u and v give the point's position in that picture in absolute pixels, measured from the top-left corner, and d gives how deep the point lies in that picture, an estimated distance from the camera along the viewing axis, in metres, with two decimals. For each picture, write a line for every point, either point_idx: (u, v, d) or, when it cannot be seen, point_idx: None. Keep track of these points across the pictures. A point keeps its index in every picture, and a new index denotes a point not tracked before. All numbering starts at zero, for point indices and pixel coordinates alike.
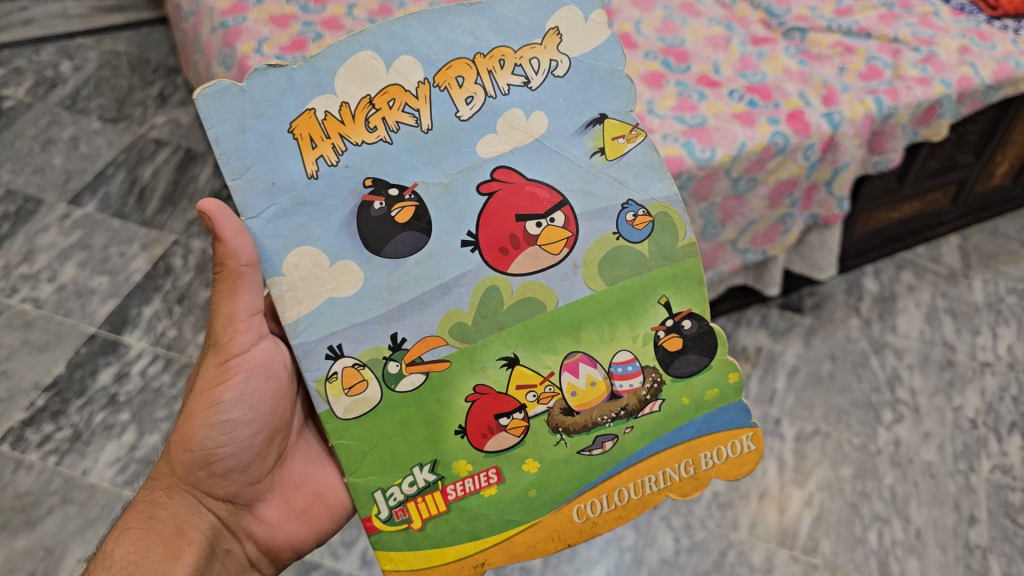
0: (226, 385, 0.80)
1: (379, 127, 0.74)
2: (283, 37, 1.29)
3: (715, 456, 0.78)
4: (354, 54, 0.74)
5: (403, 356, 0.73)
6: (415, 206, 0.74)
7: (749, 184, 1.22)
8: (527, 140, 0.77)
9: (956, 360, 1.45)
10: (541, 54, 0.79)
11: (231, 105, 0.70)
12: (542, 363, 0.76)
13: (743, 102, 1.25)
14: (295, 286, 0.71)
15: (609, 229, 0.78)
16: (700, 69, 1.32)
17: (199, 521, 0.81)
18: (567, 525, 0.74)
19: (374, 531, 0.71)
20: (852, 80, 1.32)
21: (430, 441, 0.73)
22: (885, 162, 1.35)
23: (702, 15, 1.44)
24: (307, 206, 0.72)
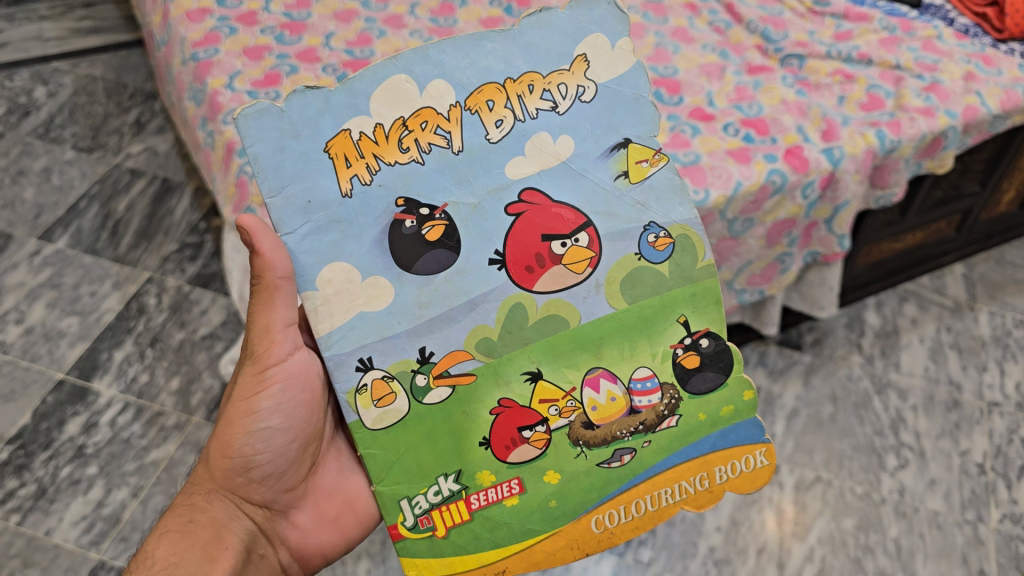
0: (264, 391, 0.78)
1: (411, 147, 0.72)
2: (256, 71, 1.23)
3: (728, 471, 0.74)
4: (389, 77, 0.72)
5: (430, 369, 0.70)
6: (445, 225, 0.72)
7: (745, 225, 1.17)
8: (555, 163, 0.75)
9: (962, 400, 1.39)
10: (569, 78, 0.76)
11: (271, 125, 0.69)
12: (565, 378, 0.73)
13: (739, 137, 1.19)
14: (326, 299, 0.69)
15: (631, 249, 0.75)
16: (694, 101, 1.26)
17: (238, 525, 0.78)
18: (585, 533, 0.71)
19: (399, 538, 0.69)
20: (853, 110, 1.27)
21: (452, 453, 0.70)
22: (888, 197, 1.29)
23: (696, 42, 1.39)
24: (338, 223, 0.69)
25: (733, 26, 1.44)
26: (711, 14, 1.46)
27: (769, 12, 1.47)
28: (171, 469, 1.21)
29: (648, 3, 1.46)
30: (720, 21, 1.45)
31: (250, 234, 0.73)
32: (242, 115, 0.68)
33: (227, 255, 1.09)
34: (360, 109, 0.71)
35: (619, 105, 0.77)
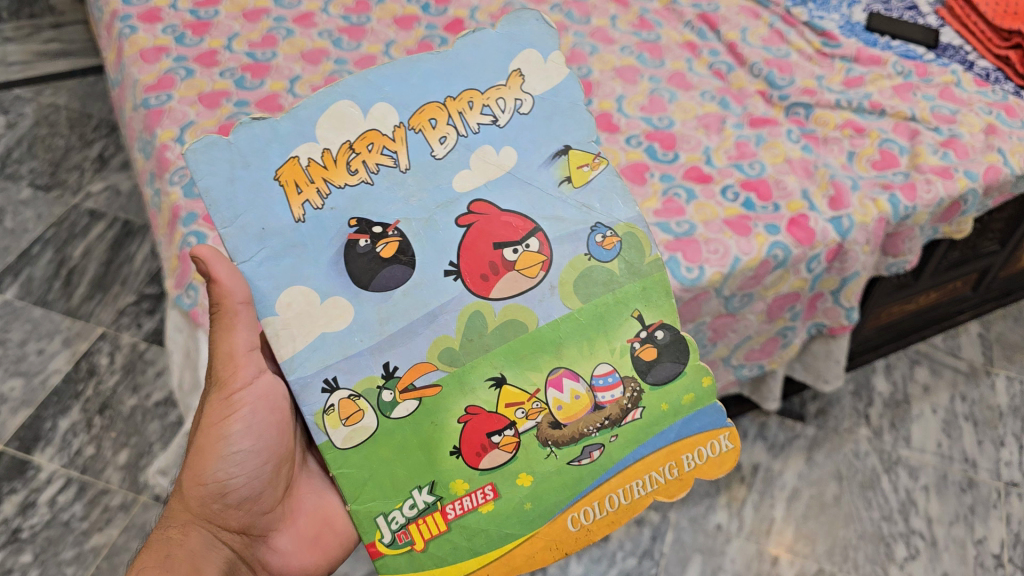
0: (236, 413, 0.73)
1: (360, 169, 0.70)
2: (210, 122, 1.13)
3: (696, 458, 0.70)
4: (334, 103, 0.70)
5: (396, 384, 0.68)
6: (399, 241, 0.69)
7: (743, 300, 1.06)
8: (500, 174, 0.72)
9: (977, 480, 1.28)
10: (506, 92, 0.74)
11: (221, 158, 0.67)
12: (528, 380, 0.69)
13: (737, 203, 1.09)
14: (287, 323, 0.66)
15: (580, 250, 0.71)
16: (690, 159, 1.16)
17: (215, 554, 0.72)
18: (561, 533, 0.67)
19: (378, 556, 0.65)
20: (864, 169, 1.18)
21: (425, 462, 0.67)
22: (901, 265, 1.18)
23: (694, 89, 1.28)
24: (296, 247, 0.67)
25: (736, 70, 1.34)
26: (712, 55, 1.36)
27: (775, 53, 1.37)
28: (112, 558, 1.12)
29: (645, 44, 1.36)
30: (721, 63, 1.34)
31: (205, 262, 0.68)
32: (192, 149, 0.66)
33: (167, 335, 1.00)
34: (309, 136, 0.69)
35: (556, 116, 0.74)
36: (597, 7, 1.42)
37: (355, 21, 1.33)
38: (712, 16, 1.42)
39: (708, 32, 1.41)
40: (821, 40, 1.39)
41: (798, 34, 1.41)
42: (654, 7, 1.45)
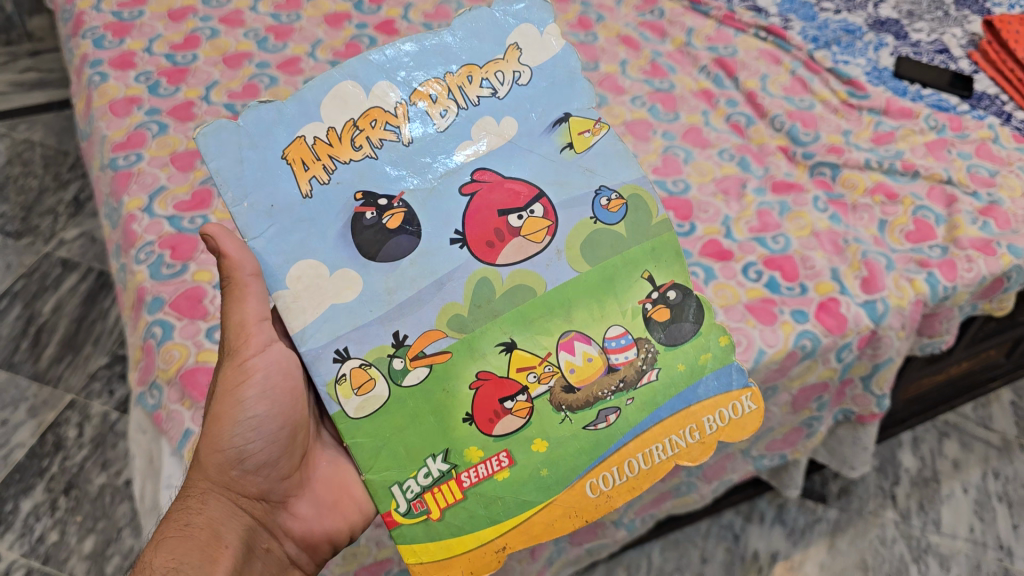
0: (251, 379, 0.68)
1: (364, 144, 0.68)
2: (181, 188, 1.03)
3: (717, 420, 0.68)
4: (339, 86, 0.69)
5: (406, 352, 0.66)
6: (405, 212, 0.67)
7: (767, 393, 0.97)
8: (500, 143, 0.71)
9: (1013, 571, 1.19)
10: (504, 65, 0.72)
11: (230, 143, 0.65)
12: (539, 344, 0.68)
13: (761, 284, 1.00)
14: (298, 295, 0.65)
15: (586, 214, 0.70)
16: (708, 230, 1.06)
17: (235, 522, 0.67)
18: (580, 500, 0.65)
19: (394, 526, 0.63)
20: (897, 241, 1.08)
21: (436, 429, 0.65)
22: (937, 345, 1.08)
23: (711, 146, 1.18)
24: (304, 222, 0.66)
25: (756, 123, 1.24)
26: (729, 106, 1.26)
27: (798, 105, 1.27)
28: None
29: (658, 93, 1.26)
30: (739, 115, 1.25)
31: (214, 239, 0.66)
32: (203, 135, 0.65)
33: (130, 436, 0.90)
34: (313, 117, 0.68)
35: (556, 85, 0.73)
36: (606, 51, 1.33)
37: (344, 67, 1.23)
38: (729, 61, 1.32)
39: (725, 79, 1.31)
40: (846, 90, 1.29)
41: (822, 82, 1.31)
42: (667, 50, 1.36)
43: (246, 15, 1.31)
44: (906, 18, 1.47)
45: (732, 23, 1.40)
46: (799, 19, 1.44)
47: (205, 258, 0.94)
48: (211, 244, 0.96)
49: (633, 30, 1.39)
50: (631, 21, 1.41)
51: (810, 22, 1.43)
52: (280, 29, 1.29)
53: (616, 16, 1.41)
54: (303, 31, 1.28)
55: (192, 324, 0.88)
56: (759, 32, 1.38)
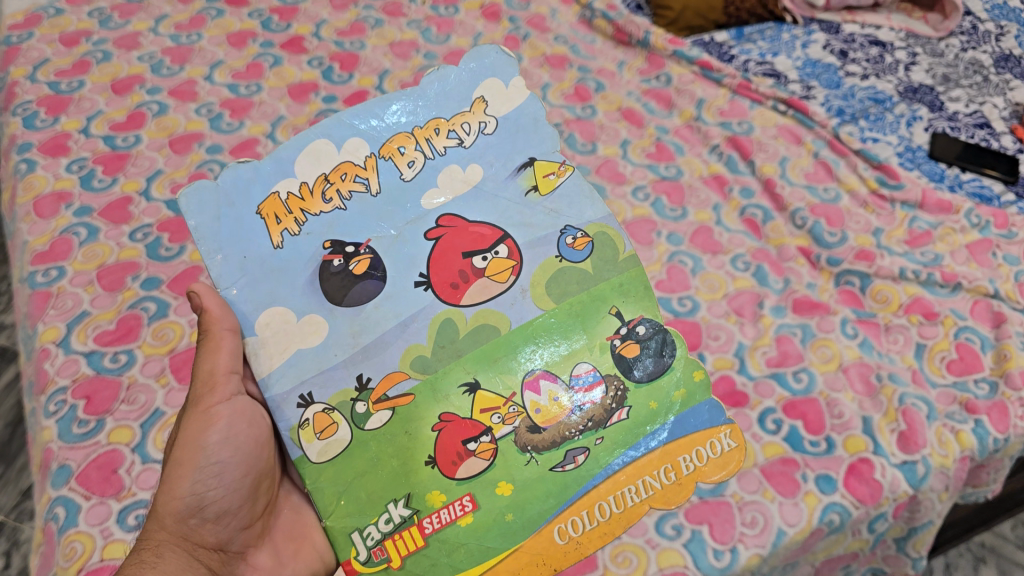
0: (215, 423, 0.60)
1: (334, 197, 0.62)
2: (105, 314, 0.90)
3: (695, 459, 0.58)
4: (311, 142, 0.63)
5: (369, 395, 0.58)
6: (371, 258, 0.61)
7: (785, 570, 0.81)
8: (466, 189, 0.63)
9: None
10: (471, 116, 0.65)
11: (210, 203, 0.60)
12: (502, 384, 0.59)
13: (779, 438, 0.85)
14: (265, 341, 0.59)
15: (550, 253, 0.62)
16: (719, 363, 0.92)
17: (189, 573, 0.58)
18: (546, 546, 0.55)
19: (354, 574, 0.54)
20: (938, 372, 0.93)
21: (395, 473, 0.57)
22: (982, 494, 0.93)
23: (723, 253, 1.04)
24: (274, 271, 0.60)
25: (774, 218, 1.09)
26: (743, 196, 1.12)
27: (822, 196, 1.12)
28: None
29: (663, 183, 1.13)
30: (756, 209, 1.10)
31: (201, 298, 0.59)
32: (182, 193, 0.60)
33: None
34: (287, 171, 0.62)
35: (520, 132, 0.65)
36: (605, 128, 1.20)
37: None
38: (743, 140, 1.17)
39: (740, 162, 1.16)
40: (877, 178, 1.14)
41: (850, 166, 1.16)
42: (674, 125, 1.22)
43: (200, 86, 1.17)
44: (941, 85, 1.31)
45: (748, 93, 1.25)
46: (822, 86, 1.29)
47: (125, 412, 0.82)
48: (135, 392, 0.84)
49: (635, 100, 1.25)
50: (634, 90, 1.27)
51: (834, 90, 1.28)
52: (237, 104, 1.14)
53: (617, 85, 1.28)
54: (262, 106, 1.14)
55: (102, 505, 0.75)
56: (777, 105, 1.23)
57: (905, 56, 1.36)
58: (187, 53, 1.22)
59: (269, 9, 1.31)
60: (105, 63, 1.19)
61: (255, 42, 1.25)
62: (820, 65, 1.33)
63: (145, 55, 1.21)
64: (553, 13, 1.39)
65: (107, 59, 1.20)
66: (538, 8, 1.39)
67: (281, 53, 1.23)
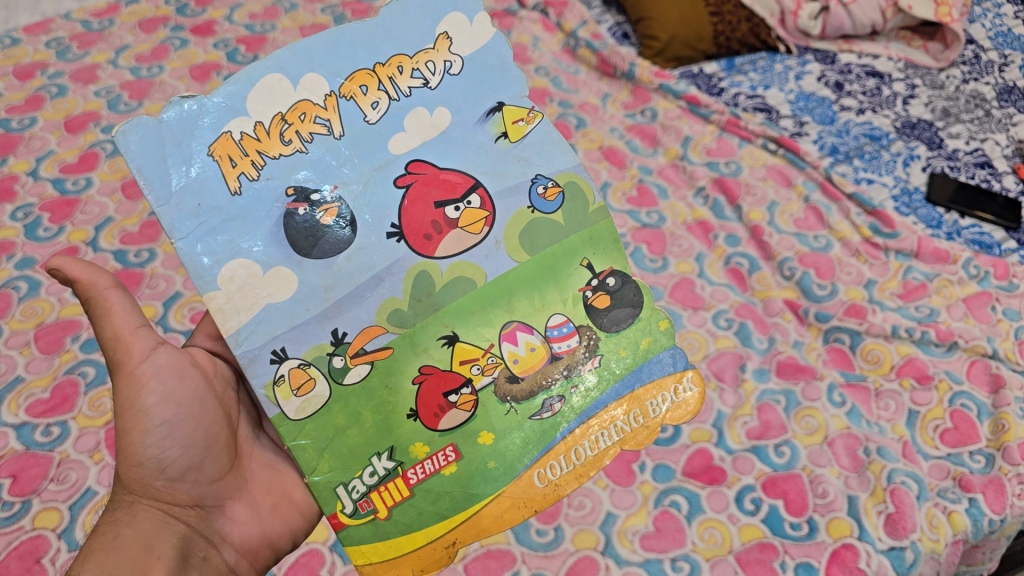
0: (148, 385, 0.56)
1: (293, 138, 0.54)
2: (41, 381, 0.87)
3: (662, 403, 0.59)
4: (262, 76, 0.53)
5: (346, 350, 0.54)
6: (339, 207, 0.55)
7: None
8: (436, 135, 0.58)
9: None
10: (436, 53, 0.58)
11: (151, 142, 0.50)
12: (481, 336, 0.57)
13: (757, 520, 0.79)
14: (230, 296, 0.51)
15: (522, 204, 0.59)
16: (696, 435, 0.86)
17: (163, 532, 0.55)
18: (527, 491, 0.55)
19: (340, 529, 0.52)
20: (931, 443, 0.86)
21: (377, 427, 0.54)
22: None
23: (705, 308, 0.99)
24: (233, 222, 0.52)
25: (760, 268, 1.04)
26: (728, 244, 1.07)
27: (811, 245, 1.06)
28: None
29: (644, 231, 1.07)
30: (741, 260, 1.05)
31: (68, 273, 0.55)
32: (118, 133, 0.49)
33: None
34: (236, 108, 0.52)
35: (487, 73, 0.59)
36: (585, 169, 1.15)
37: None
38: (730, 183, 1.12)
39: (726, 208, 1.11)
40: (871, 224, 1.08)
41: (842, 211, 1.10)
42: (658, 164, 1.18)
43: None
44: (941, 119, 1.24)
45: (737, 130, 1.20)
46: (815, 121, 1.23)
47: (54, 492, 0.79)
48: (66, 468, 0.80)
49: (618, 137, 1.21)
50: (618, 125, 1.23)
51: (828, 126, 1.22)
52: None
53: (600, 120, 1.23)
54: None
55: None
56: (767, 144, 1.18)
57: (903, 88, 1.29)
58: (147, 87, 1.20)
59: (235, 39, 1.29)
60: (60, 99, 1.17)
61: (219, 75, 1.22)
62: (814, 98, 1.27)
63: (102, 89, 1.19)
64: (535, 42, 1.35)
65: (62, 94, 1.18)
66: (520, 36, 1.35)
67: None
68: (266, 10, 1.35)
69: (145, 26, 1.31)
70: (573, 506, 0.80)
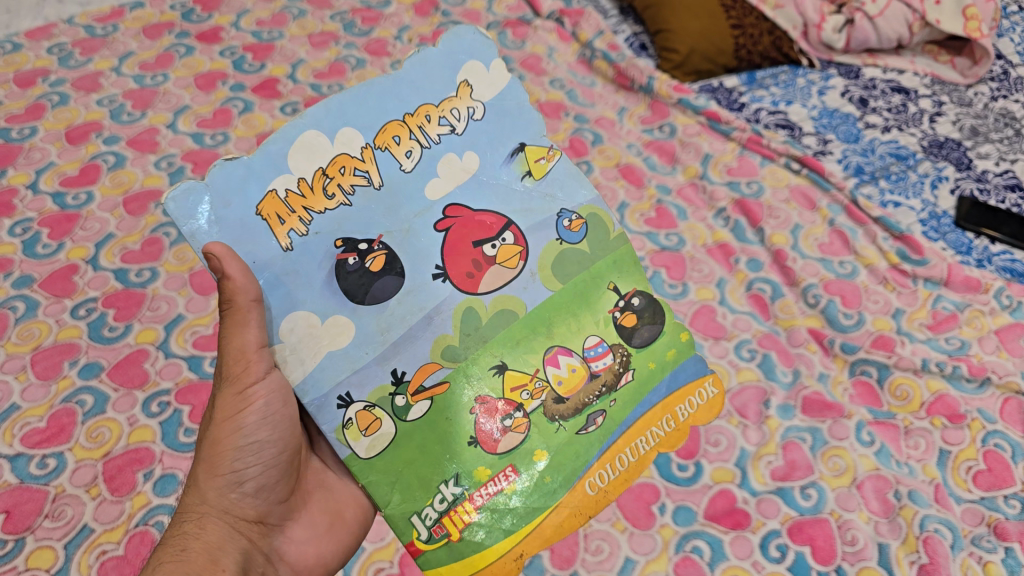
0: (250, 406, 0.53)
1: (336, 192, 0.55)
2: (37, 408, 0.83)
3: (688, 407, 0.61)
4: (300, 133, 0.54)
5: (407, 388, 0.55)
6: (387, 254, 0.56)
7: None
8: (465, 177, 0.59)
9: None
10: (458, 102, 0.59)
11: (201, 206, 0.51)
12: (527, 362, 0.58)
13: (784, 568, 0.76)
14: (294, 346, 0.53)
15: (551, 236, 0.61)
16: (718, 475, 0.83)
17: (233, 546, 0.54)
18: (581, 498, 0.56)
19: (418, 556, 0.54)
20: (964, 485, 0.82)
21: (441, 454, 0.55)
22: None
23: (726, 338, 0.95)
24: (289, 273, 0.53)
25: (783, 295, 1.00)
26: (750, 269, 1.03)
27: (837, 271, 1.02)
28: None
29: (663, 254, 1.04)
30: (763, 286, 1.01)
31: (223, 263, 0.50)
32: (169, 201, 0.50)
33: None
34: (279, 166, 0.53)
35: (505, 118, 0.61)
36: (602, 188, 1.11)
37: None
38: (752, 206, 1.08)
39: (748, 230, 1.07)
40: (899, 250, 1.04)
41: (868, 236, 1.06)
42: (677, 183, 1.14)
43: (162, 134, 1.11)
44: (970, 139, 1.20)
45: (758, 148, 1.17)
46: (840, 139, 1.19)
47: (49, 530, 0.75)
48: (61, 504, 0.76)
49: (636, 154, 1.17)
50: (635, 141, 1.19)
51: (852, 145, 1.18)
52: (200, 156, 1.08)
53: (616, 136, 1.20)
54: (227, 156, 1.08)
55: None
56: (791, 163, 1.15)
57: (930, 105, 1.25)
58: (151, 96, 1.16)
59: (242, 47, 1.26)
60: (61, 107, 1.14)
61: (225, 85, 1.19)
62: (838, 114, 1.23)
63: (105, 98, 1.15)
64: (550, 52, 1.32)
65: (63, 102, 1.14)
66: (535, 47, 1.32)
67: (252, 98, 1.17)
68: (273, 17, 1.32)
69: (149, 32, 1.27)
70: (591, 550, 0.77)
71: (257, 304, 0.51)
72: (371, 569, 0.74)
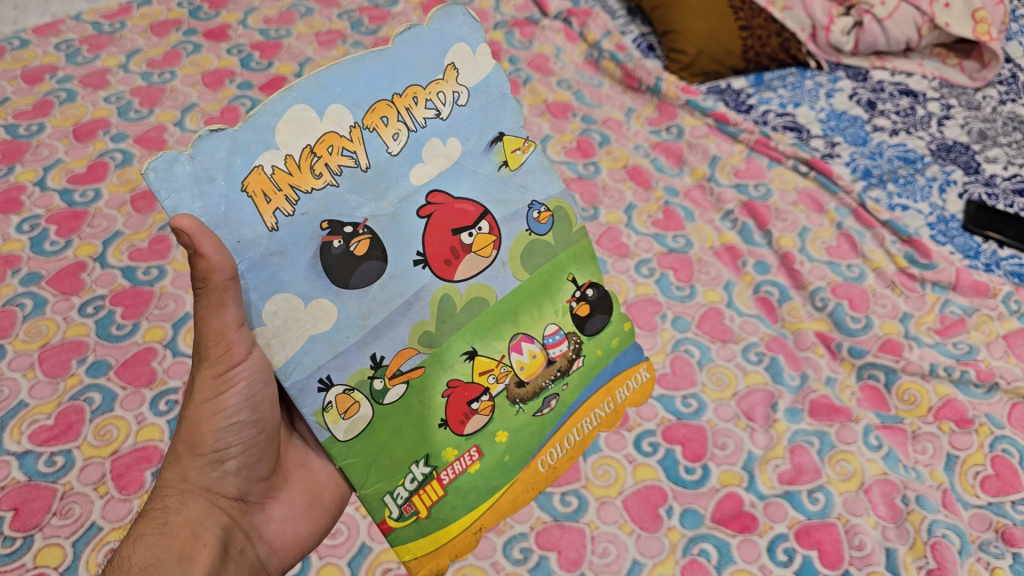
0: (234, 387, 0.54)
1: (323, 171, 0.52)
2: (44, 406, 0.83)
3: (626, 391, 0.65)
4: (288, 106, 0.50)
5: (384, 371, 0.55)
6: (371, 238, 0.53)
7: None
8: (448, 164, 0.57)
9: None
10: (443, 86, 0.57)
11: (184, 178, 0.47)
12: (495, 348, 0.58)
13: (791, 572, 0.76)
14: (277, 330, 0.51)
15: (521, 227, 0.60)
16: (725, 478, 0.83)
17: (212, 522, 0.54)
18: (534, 475, 0.59)
19: (388, 532, 0.55)
20: (972, 491, 0.82)
21: (413, 436, 0.56)
22: None
23: (734, 341, 0.95)
24: (274, 255, 0.50)
25: (791, 298, 1.00)
26: (758, 271, 1.03)
27: (845, 274, 1.02)
28: None
29: (671, 256, 1.04)
30: (771, 289, 1.01)
31: (194, 241, 0.46)
32: (149, 170, 0.46)
33: None
34: (266, 141, 0.50)
35: (489, 105, 0.59)
36: (609, 190, 1.11)
37: None
38: (760, 208, 1.08)
39: (756, 233, 1.07)
40: (907, 254, 1.04)
41: (876, 239, 1.06)
42: (684, 185, 1.14)
43: (169, 131, 1.11)
44: (977, 142, 1.20)
45: (766, 150, 1.17)
46: (847, 142, 1.19)
47: (57, 527, 0.75)
48: (69, 502, 0.76)
49: (643, 155, 1.17)
50: (643, 142, 1.19)
51: (860, 147, 1.18)
52: None
53: (624, 137, 1.19)
54: None
55: None
56: (798, 165, 1.15)
57: (937, 108, 1.25)
58: (158, 94, 1.16)
59: (249, 45, 1.26)
60: (69, 104, 1.14)
61: (233, 83, 1.19)
62: (846, 117, 1.23)
63: (112, 96, 1.15)
64: (557, 53, 1.32)
65: (71, 99, 1.14)
66: (542, 47, 1.32)
67: (259, 96, 1.17)
68: (281, 15, 1.32)
69: (157, 30, 1.27)
70: (598, 553, 0.76)
71: (233, 282, 0.48)
72: (379, 569, 0.74)
